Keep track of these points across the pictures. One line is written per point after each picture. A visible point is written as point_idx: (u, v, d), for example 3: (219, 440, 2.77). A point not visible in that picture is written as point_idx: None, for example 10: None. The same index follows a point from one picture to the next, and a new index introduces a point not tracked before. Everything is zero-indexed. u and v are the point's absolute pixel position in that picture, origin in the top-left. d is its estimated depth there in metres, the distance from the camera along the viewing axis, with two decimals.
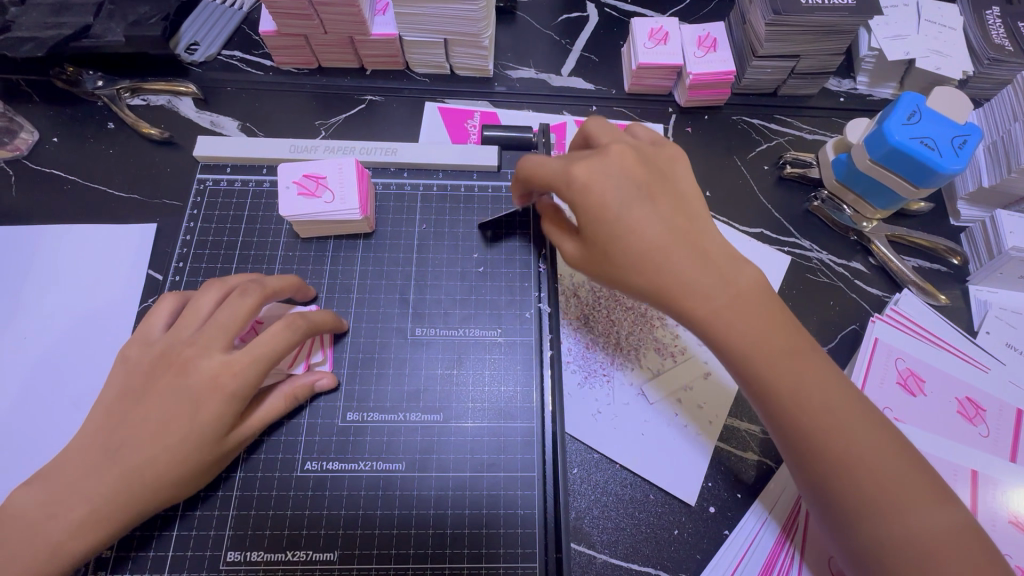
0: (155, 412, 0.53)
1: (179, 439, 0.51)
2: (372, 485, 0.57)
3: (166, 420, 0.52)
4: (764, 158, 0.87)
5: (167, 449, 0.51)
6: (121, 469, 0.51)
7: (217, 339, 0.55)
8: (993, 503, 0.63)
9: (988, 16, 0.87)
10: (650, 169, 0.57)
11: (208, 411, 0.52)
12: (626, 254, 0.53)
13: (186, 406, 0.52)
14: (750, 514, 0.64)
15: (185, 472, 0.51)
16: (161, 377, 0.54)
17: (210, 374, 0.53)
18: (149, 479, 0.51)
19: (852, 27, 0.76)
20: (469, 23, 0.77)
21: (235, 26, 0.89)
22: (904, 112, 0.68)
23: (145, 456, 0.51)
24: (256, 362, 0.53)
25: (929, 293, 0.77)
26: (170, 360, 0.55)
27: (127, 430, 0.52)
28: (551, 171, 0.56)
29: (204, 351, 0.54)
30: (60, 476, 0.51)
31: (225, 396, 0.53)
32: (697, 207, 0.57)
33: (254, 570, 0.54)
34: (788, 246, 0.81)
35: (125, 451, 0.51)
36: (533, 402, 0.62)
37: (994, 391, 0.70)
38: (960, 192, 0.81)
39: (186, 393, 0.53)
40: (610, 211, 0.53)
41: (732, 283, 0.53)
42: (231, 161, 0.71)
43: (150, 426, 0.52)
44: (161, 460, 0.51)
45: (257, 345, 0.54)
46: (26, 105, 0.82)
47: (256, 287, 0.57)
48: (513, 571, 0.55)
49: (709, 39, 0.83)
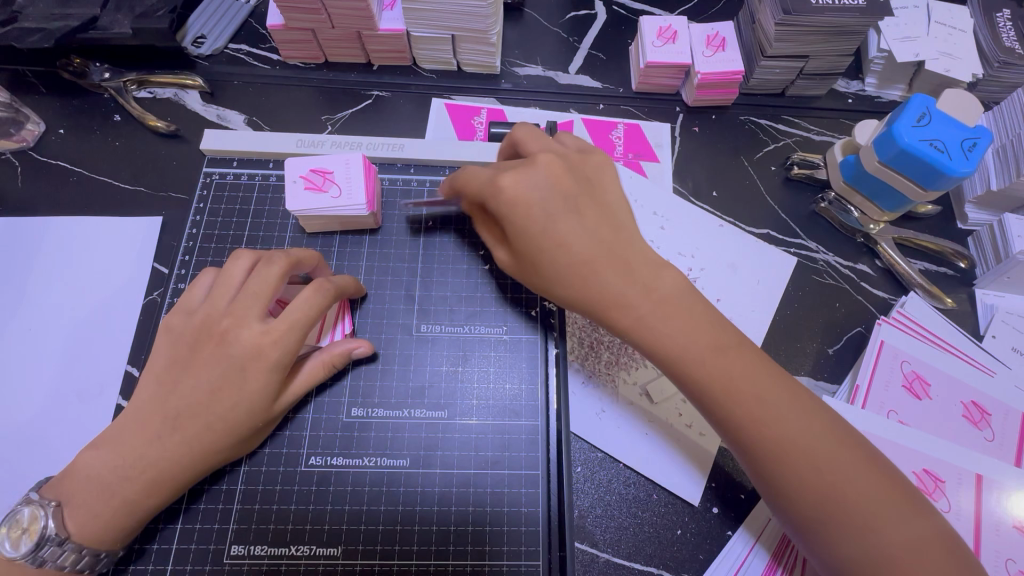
0: (201, 383, 0.53)
1: (227, 411, 0.52)
2: (377, 481, 0.57)
3: (212, 392, 0.53)
4: (771, 158, 0.86)
5: (215, 420, 0.52)
6: (173, 441, 0.52)
7: (252, 311, 0.54)
8: (998, 508, 0.62)
9: (998, 18, 0.86)
10: (576, 179, 0.57)
11: (253, 382, 0.53)
12: (556, 267, 0.54)
13: (230, 378, 0.53)
14: (739, 535, 0.63)
15: (230, 442, 0.53)
16: (204, 349, 0.54)
17: (251, 345, 0.53)
18: (196, 450, 0.52)
19: (862, 28, 0.76)
20: (477, 19, 0.77)
21: (243, 19, 0.88)
22: (914, 113, 0.68)
23: (194, 428, 0.52)
24: (296, 333, 0.54)
25: (935, 296, 0.76)
26: (210, 331, 0.54)
27: (174, 402, 0.53)
28: (482, 184, 0.57)
29: (242, 323, 0.54)
30: (111, 448, 0.52)
31: (267, 365, 0.53)
32: (623, 217, 0.57)
33: (258, 564, 0.54)
34: (794, 247, 0.81)
35: (177, 421, 0.52)
36: (539, 400, 0.62)
37: (1000, 395, 0.69)
38: (967, 195, 0.81)
39: (230, 362, 0.53)
40: (534, 223, 0.54)
41: (651, 288, 0.54)
42: (237, 155, 0.71)
43: (197, 398, 0.53)
44: (211, 431, 0.52)
45: (295, 314, 0.54)
46: (32, 95, 0.82)
47: (280, 255, 0.56)
48: (516, 569, 0.55)
49: (718, 39, 0.83)
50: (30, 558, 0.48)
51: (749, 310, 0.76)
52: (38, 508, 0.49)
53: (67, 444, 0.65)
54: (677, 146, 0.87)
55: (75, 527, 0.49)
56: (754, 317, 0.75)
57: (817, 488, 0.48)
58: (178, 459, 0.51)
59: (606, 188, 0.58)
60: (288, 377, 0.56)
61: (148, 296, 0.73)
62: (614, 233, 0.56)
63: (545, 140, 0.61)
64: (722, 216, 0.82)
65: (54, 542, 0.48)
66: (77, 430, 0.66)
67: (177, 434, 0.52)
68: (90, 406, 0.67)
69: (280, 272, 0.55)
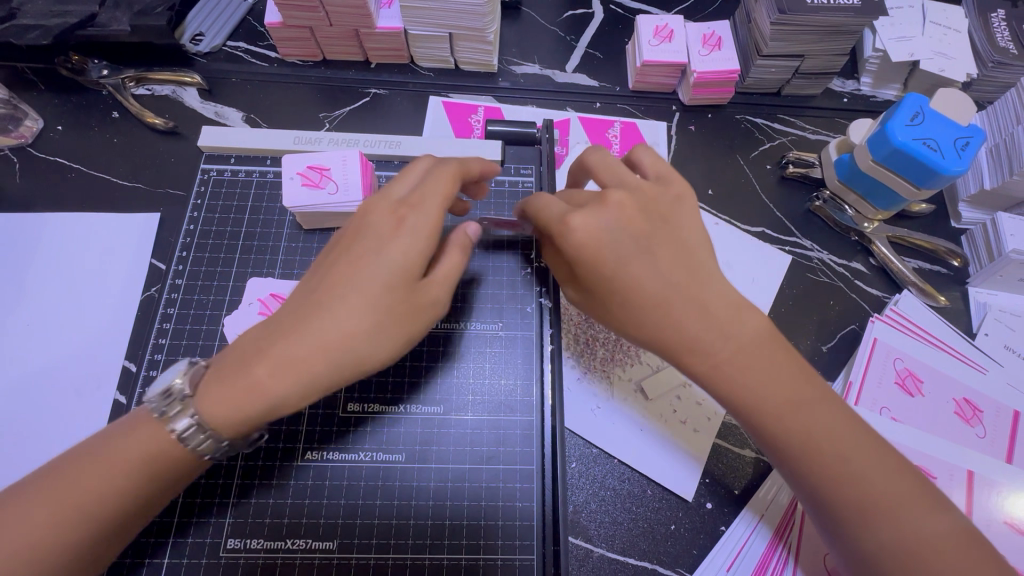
0: (339, 263, 0.49)
1: (369, 282, 0.47)
2: (374, 475, 0.58)
3: (350, 266, 0.48)
4: (767, 157, 0.87)
5: (355, 296, 0.47)
6: (319, 317, 0.46)
7: (396, 190, 0.52)
8: (989, 505, 0.63)
9: (992, 18, 0.87)
10: (654, 212, 0.55)
11: (393, 249, 0.48)
12: (625, 308, 0.53)
13: (370, 250, 0.48)
14: (742, 517, 0.65)
15: (375, 321, 0.46)
16: (343, 234, 0.51)
17: (388, 215, 0.50)
18: (343, 328, 0.46)
19: (857, 27, 0.76)
20: (475, 17, 0.78)
21: (241, 17, 0.89)
22: (907, 112, 0.68)
23: (332, 305, 0.47)
24: (442, 192, 0.51)
25: (929, 295, 0.77)
26: (353, 217, 0.52)
27: (313, 286, 0.49)
28: (552, 217, 0.55)
29: (379, 200, 0.51)
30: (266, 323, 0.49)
31: (413, 229, 0.49)
32: (700, 254, 0.54)
33: (254, 557, 0.55)
34: (789, 246, 0.81)
35: (326, 294, 0.47)
36: (533, 395, 0.63)
37: (991, 392, 0.70)
38: (961, 194, 0.81)
39: (376, 233, 0.49)
40: (605, 265, 0.53)
41: (730, 334, 0.52)
42: (235, 152, 0.71)
43: (335, 276, 0.48)
44: (347, 309, 0.46)
45: (431, 190, 0.51)
46: (30, 92, 0.82)
47: (454, 161, 0.56)
48: (511, 562, 0.56)
49: (714, 38, 0.83)
50: (163, 415, 0.46)
51: None
52: (186, 368, 0.48)
53: (66, 439, 0.65)
54: (674, 145, 0.87)
55: (207, 391, 0.46)
56: None
57: (858, 500, 0.49)
58: (325, 328, 0.46)
59: (681, 221, 0.56)
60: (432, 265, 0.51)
61: (145, 292, 0.73)
62: (694, 278, 0.53)
63: (619, 172, 0.58)
64: (717, 215, 0.83)
65: (184, 399, 0.46)
66: (75, 425, 0.66)
67: (315, 314, 0.47)
68: (88, 402, 0.68)
69: (427, 167, 0.56)
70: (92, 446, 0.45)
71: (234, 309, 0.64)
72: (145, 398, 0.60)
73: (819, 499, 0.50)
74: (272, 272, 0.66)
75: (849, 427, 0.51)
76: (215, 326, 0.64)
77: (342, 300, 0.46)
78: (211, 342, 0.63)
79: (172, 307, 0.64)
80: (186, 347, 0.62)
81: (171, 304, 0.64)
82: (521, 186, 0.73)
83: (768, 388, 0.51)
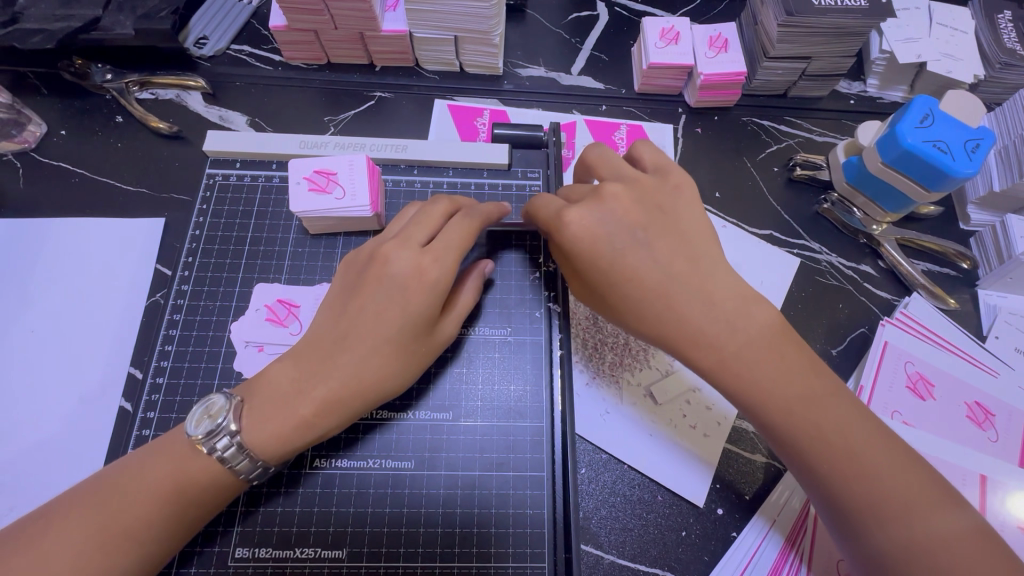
0: (366, 307, 0.54)
1: (397, 331, 0.53)
2: (383, 483, 0.57)
3: (379, 313, 0.53)
4: (774, 160, 0.86)
5: (385, 343, 0.53)
6: (348, 361, 0.52)
7: (416, 235, 0.56)
8: (1003, 509, 0.62)
9: (999, 19, 0.86)
10: (656, 203, 0.57)
11: (416, 302, 0.53)
12: (626, 301, 0.55)
13: (395, 299, 0.53)
14: (753, 524, 0.64)
15: (400, 367, 0.54)
16: (367, 274, 0.55)
17: (410, 266, 0.54)
18: (372, 371, 0.52)
19: (865, 29, 0.76)
20: (481, 20, 0.77)
21: (245, 21, 0.88)
22: (916, 115, 0.68)
23: (363, 348, 0.52)
24: (459, 241, 0.56)
25: (938, 297, 0.77)
26: (373, 257, 0.56)
27: (340, 327, 0.54)
28: (548, 214, 0.57)
29: (398, 245, 0.55)
30: (293, 360, 0.53)
31: (429, 285, 0.54)
32: (702, 244, 0.56)
33: (263, 567, 0.54)
34: (797, 248, 0.81)
35: (351, 340, 0.53)
36: (543, 401, 0.62)
37: (1003, 395, 0.69)
38: (970, 196, 0.81)
39: (394, 285, 0.54)
40: (604, 258, 0.54)
41: (738, 329, 0.53)
42: (240, 156, 0.71)
43: (362, 320, 0.53)
44: (378, 353, 0.53)
45: (451, 240, 0.56)
46: (33, 96, 0.82)
47: (477, 214, 0.60)
48: (522, 570, 0.55)
49: (721, 40, 0.83)
50: (207, 445, 0.49)
51: None
52: (224, 399, 0.51)
53: (71, 447, 0.65)
54: (680, 147, 0.87)
55: (247, 425, 0.50)
56: None
57: (870, 496, 0.48)
58: (354, 372, 0.52)
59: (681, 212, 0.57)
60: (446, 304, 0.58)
61: (150, 298, 0.72)
62: (691, 267, 0.54)
63: (617, 166, 0.60)
64: (724, 217, 0.82)
65: (228, 434, 0.49)
66: (80, 432, 0.66)
67: (347, 355, 0.52)
68: (92, 410, 0.67)
69: (445, 211, 0.59)
70: (143, 467, 0.49)
71: (240, 315, 0.64)
72: (151, 406, 0.59)
73: (831, 495, 0.50)
74: (278, 277, 0.66)
75: (857, 425, 0.50)
76: (221, 332, 0.63)
77: (369, 348, 0.52)
78: (218, 349, 0.62)
79: (177, 313, 0.64)
80: (193, 353, 0.62)
81: (177, 311, 0.64)
82: (528, 189, 0.72)
83: (774, 381, 0.51)
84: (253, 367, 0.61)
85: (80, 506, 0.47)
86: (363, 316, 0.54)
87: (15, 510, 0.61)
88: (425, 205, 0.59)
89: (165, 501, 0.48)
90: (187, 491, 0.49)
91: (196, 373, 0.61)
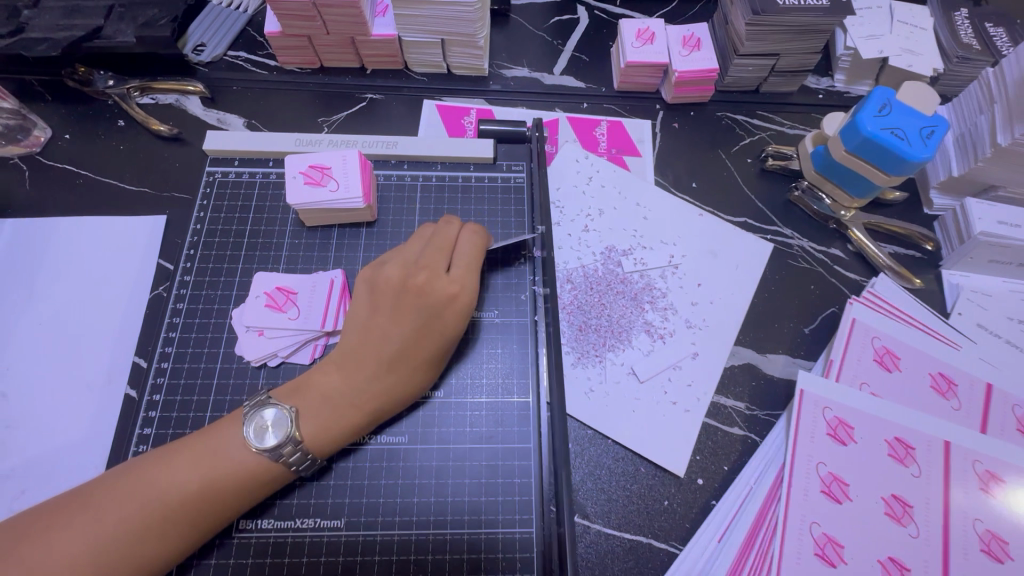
0: (407, 330, 0.58)
1: (434, 352, 0.59)
2: (378, 457, 0.60)
3: (419, 337, 0.59)
4: (747, 152, 0.91)
5: (425, 362, 0.59)
6: (396, 380, 0.58)
7: (441, 261, 0.61)
8: (963, 470, 0.67)
9: (956, 16, 0.92)
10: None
11: (451, 325, 0.60)
12: None
13: (433, 326, 0.59)
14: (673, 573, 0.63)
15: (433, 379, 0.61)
16: (402, 300, 0.59)
17: (445, 295, 0.59)
18: (415, 389, 0.60)
19: (827, 26, 0.80)
20: (465, 23, 0.82)
21: (240, 28, 0.92)
22: (875, 105, 0.73)
23: (407, 369, 0.58)
24: (477, 263, 0.62)
25: (903, 277, 0.81)
26: (406, 284, 0.59)
27: (384, 349, 0.58)
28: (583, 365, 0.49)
29: (432, 274, 0.60)
30: (337, 375, 0.58)
31: (461, 309, 0.60)
32: None
33: (265, 537, 0.57)
34: (771, 234, 0.85)
35: (397, 362, 0.58)
36: (529, 378, 0.66)
37: (965, 366, 0.73)
38: (932, 181, 0.85)
39: (432, 311, 0.59)
40: None
41: None
42: (238, 155, 0.75)
43: (405, 343, 0.58)
44: (419, 372, 0.59)
45: (470, 264, 0.62)
46: (38, 103, 0.85)
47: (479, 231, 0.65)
48: (511, 535, 0.58)
49: (693, 39, 0.88)
50: (270, 453, 0.54)
51: (729, 294, 0.79)
52: (280, 411, 0.56)
53: (77, 436, 0.68)
54: (659, 141, 0.91)
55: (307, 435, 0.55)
56: (734, 299, 0.79)
57: None
58: (403, 391, 0.59)
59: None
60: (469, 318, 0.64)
61: (154, 291, 0.75)
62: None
63: None
64: (701, 206, 0.86)
65: (293, 443, 0.54)
66: (88, 419, 0.69)
67: (394, 375, 0.58)
68: (99, 398, 0.70)
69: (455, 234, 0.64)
70: (173, 475, 0.51)
71: (241, 303, 0.67)
72: (157, 389, 0.63)
73: None
74: (276, 267, 0.69)
75: None
76: (223, 319, 0.66)
77: (415, 370, 0.59)
78: (220, 335, 0.66)
79: (181, 303, 0.67)
80: (196, 340, 0.65)
81: (181, 300, 0.67)
82: (514, 181, 0.77)
83: None
84: (254, 352, 0.64)
85: (109, 504, 0.50)
86: (404, 338, 0.58)
87: (26, 494, 0.64)
88: (437, 230, 0.64)
89: (194, 500, 0.51)
90: (216, 491, 0.52)
91: (200, 358, 0.64)
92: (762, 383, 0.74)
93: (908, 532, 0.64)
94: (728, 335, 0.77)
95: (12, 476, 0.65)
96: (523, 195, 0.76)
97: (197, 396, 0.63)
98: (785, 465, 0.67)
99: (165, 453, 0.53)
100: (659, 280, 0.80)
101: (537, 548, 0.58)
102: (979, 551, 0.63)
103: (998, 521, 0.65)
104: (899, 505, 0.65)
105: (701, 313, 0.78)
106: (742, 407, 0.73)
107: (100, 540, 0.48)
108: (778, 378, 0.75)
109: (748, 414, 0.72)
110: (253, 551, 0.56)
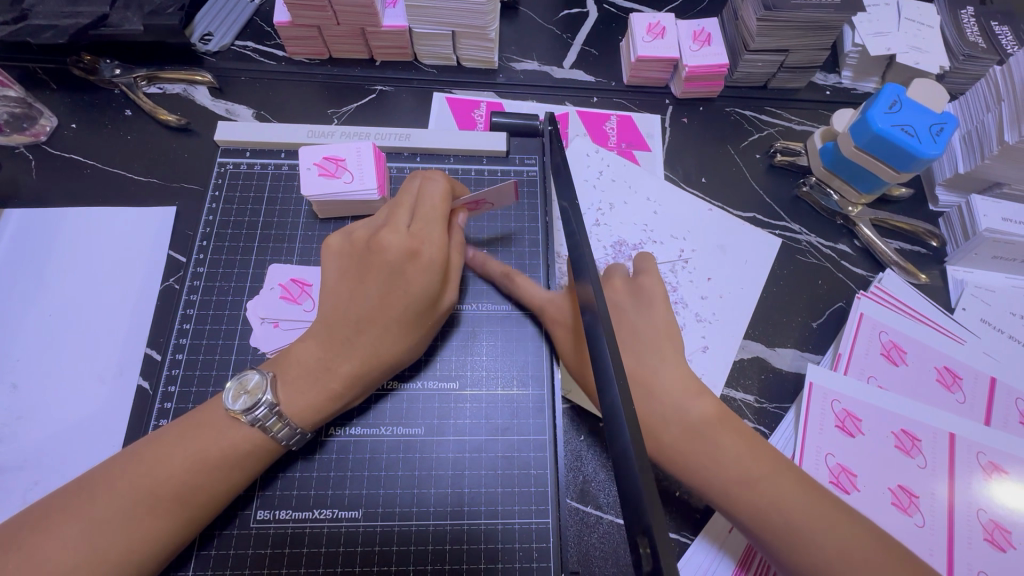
0: (372, 291, 0.57)
1: (401, 311, 0.57)
2: (395, 448, 0.61)
3: (384, 296, 0.57)
4: (756, 148, 0.91)
5: (394, 320, 0.57)
6: (366, 341, 0.57)
7: (401, 217, 0.60)
8: (969, 460, 0.68)
9: (962, 15, 0.93)
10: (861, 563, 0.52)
11: (417, 281, 0.57)
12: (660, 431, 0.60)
13: (397, 283, 0.57)
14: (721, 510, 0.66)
15: (412, 339, 0.59)
16: (367, 263, 0.58)
17: (403, 247, 0.58)
18: (389, 351, 0.58)
19: (838, 23, 0.80)
20: (476, 15, 0.81)
21: (248, 18, 0.92)
22: (885, 102, 0.73)
23: (375, 329, 0.57)
24: (441, 212, 0.60)
25: (910, 273, 0.82)
26: (369, 245, 0.59)
27: (353, 311, 0.57)
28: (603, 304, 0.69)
29: (390, 229, 0.59)
30: (310, 341, 0.58)
31: (424, 263, 0.58)
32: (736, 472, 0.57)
33: (283, 528, 0.57)
34: (779, 229, 0.86)
35: (363, 322, 0.57)
36: (544, 370, 0.66)
37: (969, 360, 0.75)
38: (938, 177, 0.86)
39: (390, 268, 0.58)
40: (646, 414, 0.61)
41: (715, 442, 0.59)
42: (250, 146, 0.74)
43: (370, 305, 0.57)
44: (389, 332, 0.58)
45: (432, 216, 0.59)
46: (43, 91, 0.84)
47: (446, 183, 0.63)
48: (528, 526, 0.59)
49: (704, 35, 0.88)
50: (247, 417, 0.54)
51: (738, 288, 0.80)
52: (258, 376, 0.56)
53: (88, 425, 0.67)
54: (668, 136, 0.91)
55: (286, 402, 0.55)
56: (743, 293, 0.80)
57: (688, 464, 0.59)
58: (375, 353, 0.57)
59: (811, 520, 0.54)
60: (446, 275, 0.60)
61: (165, 283, 0.75)
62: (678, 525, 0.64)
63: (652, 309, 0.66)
64: (711, 202, 0.87)
65: (269, 407, 0.54)
66: (97, 410, 0.68)
67: (364, 336, 0.57)
68: (111, 389, 0.69)
69: (418, 186, 0.62)
70: (170, 454, 0.52)
71: (255, 295, 0.67)
72: (172, 380, 0.62)
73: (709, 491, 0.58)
74: (290, 259, 0.69)
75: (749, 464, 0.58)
76: (237, 310, 0.66)
77: (380, 330, 0.57)
78: (235, 326, 0.65)
79: (194, 295, 0.67)
80: (210, 331, 0.65)
81: (194, 292, 0.67)
82: (526, 175, 0.77)
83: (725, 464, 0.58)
84: (270, 343, 0.64)
85: (109, 487, 0.50)
86: (369, 300, 0.57)
87: (40, 485, 0.64)
88: (401, 189, 0.63)
89: (194, 478, 0.51)
90: (215, 465, 0.52)
91: (215, 350, 0.64)
92: (770, 376, 0.75)
93: (915, 522, 0.65)
94: (738, 329, 0.77)
95: (25, 467, 0.65)
96: (535, 187, 0.76)
97: (213, 387, 0.62)
98: (795, 455, 0.68)
99: (157, 437, 0.53)
100: (669, 274, 0.80)
101: (554, 537, 0.58)
102: (982, 539, 0.64)
103: (1001, 510, 0.66)
104: (906, 495, 0.66)
105: (710, 307, 0.78)
106: (751, 401, 0.73)
107: (102, 525, 0.48)
108: (787, 372, 0.76)
109: (757, 407, 0.73)
110: (272, 541, 0.56)
